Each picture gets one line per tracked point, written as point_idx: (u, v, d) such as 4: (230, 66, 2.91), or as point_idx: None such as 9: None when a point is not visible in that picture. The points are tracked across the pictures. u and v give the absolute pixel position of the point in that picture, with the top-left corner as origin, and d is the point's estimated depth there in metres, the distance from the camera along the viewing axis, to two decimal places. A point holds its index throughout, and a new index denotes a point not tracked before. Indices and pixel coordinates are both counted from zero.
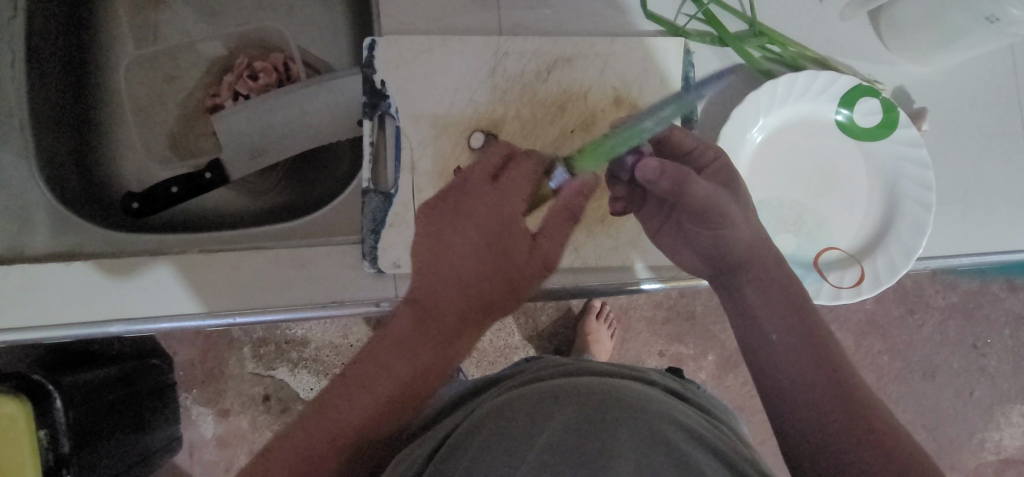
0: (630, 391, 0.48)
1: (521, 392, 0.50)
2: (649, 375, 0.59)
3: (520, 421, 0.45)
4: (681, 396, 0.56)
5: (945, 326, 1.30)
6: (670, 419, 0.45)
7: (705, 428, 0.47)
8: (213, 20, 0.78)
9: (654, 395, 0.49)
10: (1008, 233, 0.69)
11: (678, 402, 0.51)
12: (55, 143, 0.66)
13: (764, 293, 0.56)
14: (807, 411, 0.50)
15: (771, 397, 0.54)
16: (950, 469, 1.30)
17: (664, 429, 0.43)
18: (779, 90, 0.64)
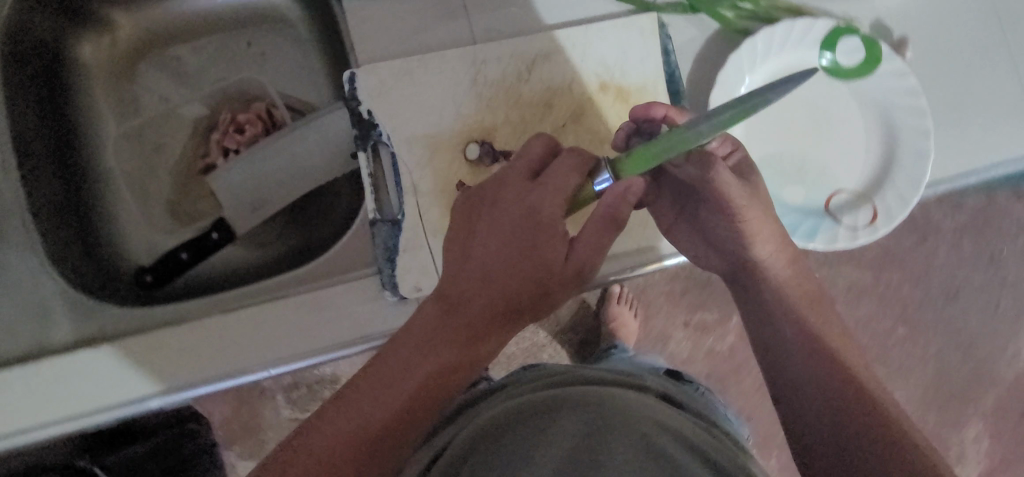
0: (623, 401, 0.43)
1: (508, 408, 0.46)
2: (644, 376, 0.55)
3: (515, 442, 0.40)
4: (675, 402, 0.52)
5: (959, 245, 1.30)
6: (661, 428, 0.41)
7: (688, 427, 0.43)
8: (190, 82, 0.78)
9: (644, 402, 0.45)
10: (1010, 142, 0.69)
11: (673, 410, 0.46)
12: (60, 232, 0.66)
13: (781, 289, 0.57)
14: (825, 406, 0.50)
15: (779, 391, 0.53)
16: (990, 385, 1.31)
17: (651, 438, 0.39)
18: (758, 46, 0.65)
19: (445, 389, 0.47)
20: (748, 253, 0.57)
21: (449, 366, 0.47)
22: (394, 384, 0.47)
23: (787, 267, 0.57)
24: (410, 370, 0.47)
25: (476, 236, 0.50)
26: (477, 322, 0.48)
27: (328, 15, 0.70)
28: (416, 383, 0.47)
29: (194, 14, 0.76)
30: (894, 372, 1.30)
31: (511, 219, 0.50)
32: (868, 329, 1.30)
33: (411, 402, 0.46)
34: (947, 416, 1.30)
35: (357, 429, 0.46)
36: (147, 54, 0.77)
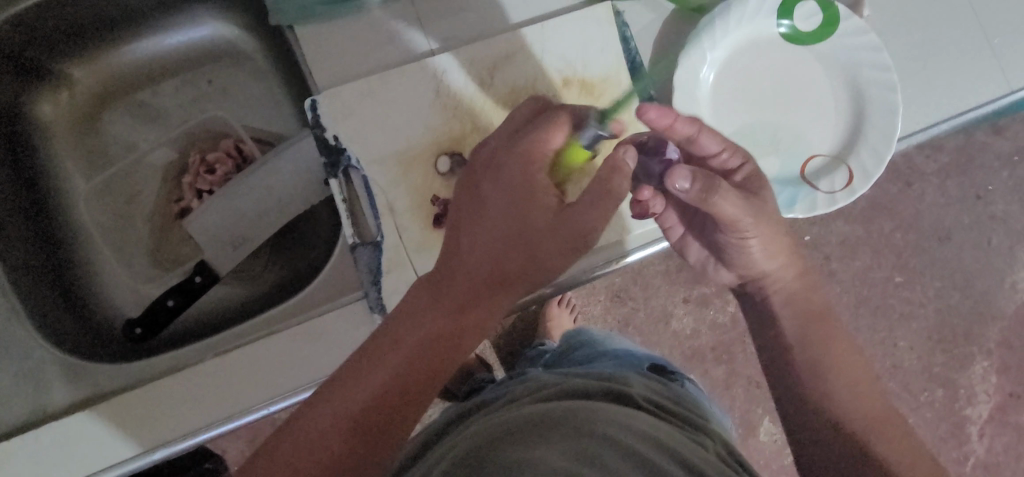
0: (603, 413, 0.44)
1: (488, 424, 0.46)
2: (626, 387, 0.56)
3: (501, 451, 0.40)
4: (657, 404, 0.54)
5: (945, 187, 1.30)
6: (642, 438, 0.42)
7: (671, 437, 0.46)
8: (155, 126, 0.77)
9: (625, 413, 0.46)
10: (978, 86, 0.69)
11: (651, 418, 0.48)
12: (42, 296, 0.65)
13: (788, 301, 0.62)
14: (829, 423, 0.58)
15: (789, 403, 0.61)
16: (991, 321, 1.31)
17: (630, 443, 0.41)
18: (716, 21, 0.65)
19: (443, 354, 0.49)
20: (755, 271, 0.63)
21: (435, 338, 0.48)
22: (391, 349, 0.48)
23: (797, 284, 0.63)
24: (397, 347, 0.48)
25: (465, 210, 0.52)
26: (472, 288, 0.49)
27: (283, 43, 0.70)
28: (413, 347, 0.48)
29: (150, 58, 0.76)
30: (897, 321, 1.30)
31: (502, 186, 0.50)
32: (865, 281, 1.30)
33: (403, 381, 0.47)
34: (952, 357, 1.31)
35: (348, 411, 0.46)
36: (108, 105, 0.76)
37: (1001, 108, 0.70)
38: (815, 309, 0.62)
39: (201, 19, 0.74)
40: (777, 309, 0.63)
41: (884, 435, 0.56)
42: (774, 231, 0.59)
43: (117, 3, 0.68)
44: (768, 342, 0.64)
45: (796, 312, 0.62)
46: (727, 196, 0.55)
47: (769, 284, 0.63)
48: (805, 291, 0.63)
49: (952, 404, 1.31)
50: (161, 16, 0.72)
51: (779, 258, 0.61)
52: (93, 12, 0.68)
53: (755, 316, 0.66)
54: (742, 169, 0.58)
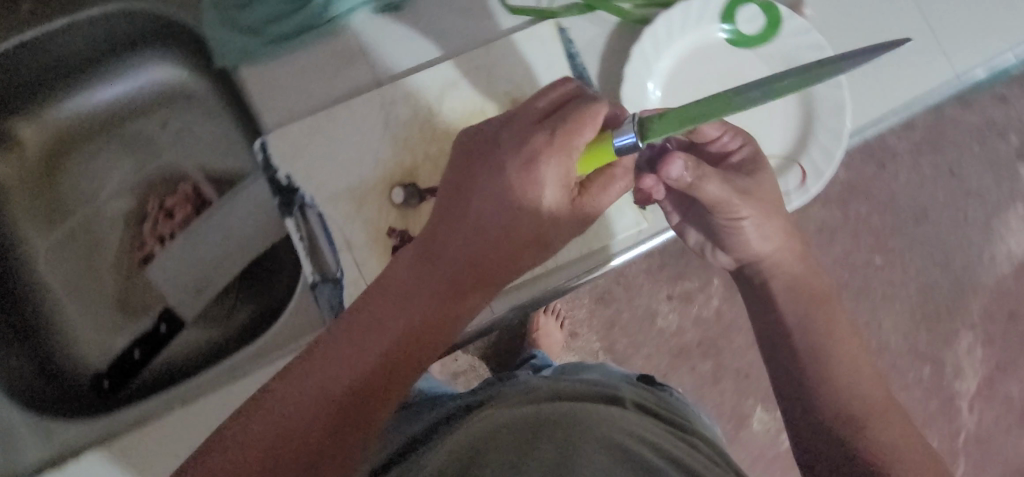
0: (601, 414, 0.45)
1: (488, 423, 0.46)
2: (621, 394, 0.56)
3: (503, 448, 0.40)
4: (652, 412, 0.55)
5: (918, 165, 1.26)
6: (642, 440, 0.43)
7: (670, 442, 0.46)
8: (111, 175, 0.77)
9: (623, 417, 0.47)
10: (926, 75, 0.69)
11: (648, 422, 0.49)
12: (8, 358, 0.65)
13: (788, 291, 0.58)
14: (818, 417, 0.54)
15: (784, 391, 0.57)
16: (973, 294, 1.30)
17: (628, 444, 0.41)
18: (658, 32, 0.65)
19: (428, 345, 0.45)
20: (753, 254, 0.59)
21: (419, 329, 0.44)
22: (373, 337, 0.44)
23: (800, 266, 0.59)
24: (379, 336, 0.44)
25: (467, 200, 0.46)
26: (464, 277, 0.45)
27: (228, 83, 0.69)
28: (398, 337, 0.44)
29: (100, 108, 0.75)
30: (880, 301, 1.29)
31: (504, 168, 0.45)
32: (846, 264, 1.28)
33: (380, 371, 0.43)
34: (937, 333, 1.31)
35: (322, 401, 0.42)
36: (64, 157, 0.76)
37: (949, 93, 0.70)
38: (816, 294, 0.58)
39: (146, 64, 0.73)
40: (777, 294, 0.59)
41: (883, 417, 0.53)
42: (768, 213, 0.57)
43: (55, 57, 0.68)
44: (770, 328, 0.59)
45: (801, 298, 0.58)
46: (713, 178, 0.52)
47: (769, 267, 0.59)
48: (785, 258, 0.59)
49: (940, 379, 1.32)
50: (106, 65, 0.72)
51: (776, 240, 0.58)
52: (32, 68, 0.68)
53: (752, 301, 0.61)
54: (741, 150, 0.58)
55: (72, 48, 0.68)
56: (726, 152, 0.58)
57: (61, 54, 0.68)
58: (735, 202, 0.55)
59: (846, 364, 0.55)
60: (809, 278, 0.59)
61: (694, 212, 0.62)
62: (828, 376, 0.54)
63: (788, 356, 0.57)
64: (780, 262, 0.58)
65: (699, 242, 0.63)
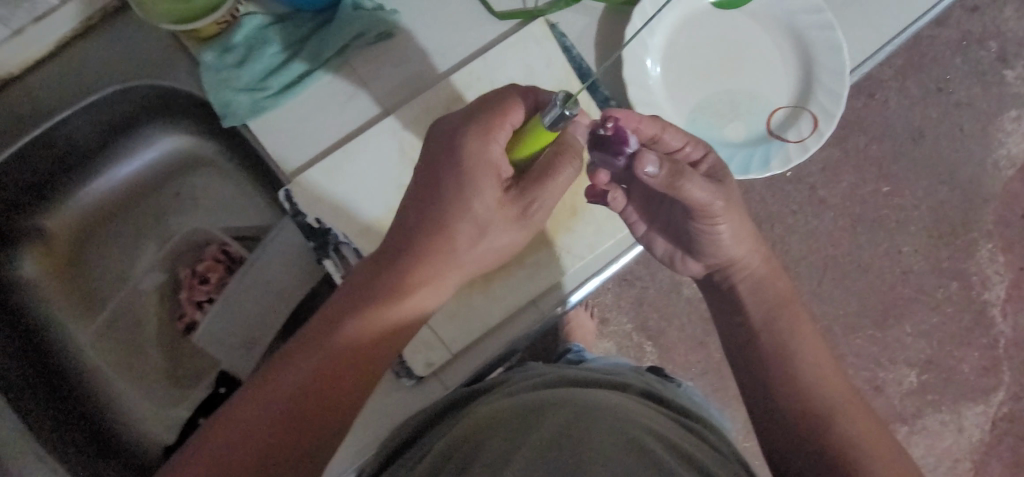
0: (605, 402, 0.45)
1: (487, 413, 0.47)
2: (625, 380, 0.58)
3: (498, 437, 0.41)
4: (656, 397, 0.56)
5: (906, 88, 1.27)
6: (648, 430, 0.43)
7: (677, 434, 0.46)
8: (139, 252, 0.78)
9: (628, 405, 0.47)
10: (911, 2, 0.70)
11: (650, 410, 0.49)
12: (78, 448, 0.65)
13: (758, 292, 0.60)
14: (786, 399, 0.54)
15: (752, 388, 0.57)
16: (984, 203, 1.27)
17: (635, 435, 0.41)
18: (648, 9, 0.66)
19: (394, 323, 0.50)
20: (725, 259, 0.59)
21: (385, 309, 0.49)
22: (345, 321, 0.48)
23: (764, 268, 0.60)
24: (349, 318, 0.49)
25: (438, 193, 0.51)
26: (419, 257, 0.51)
27: (240, 139, 0.73)
28: (368, 316, 0.49)
29: (115, 187, 0.76)
30: (894, 229, 1.25)
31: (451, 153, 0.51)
32: (854, 199, 1.26)
33: (358, 351, 0.48)
34: (956, 248, 1.26)
35: (307, 378, 0.47)
36: (88, 241, 0.77)
37: (940, 14, 0.71)
38: (782, 293, 0.59)
39: (155, 136, 0.75)
40: (745, 298, 0.60)
41: (850, 413, 0.52)
42: (741, 214, 0.57)
43: (65, 143, 0.69)
44: (736, 329, 0.60)
45: (769, 295, 0.59)
46: (697, 180, 0.51)
47: (738, 271, 0.60)
48: (757, 255, 0.60)
49: (969, 293, 1.26)
50: (115, 142, 0.73)
51: (747, 243, 0.58)
52: (45, 157, 0.69)
53: (722, 304, 0.62)
54: (704, 161, 0.57)
55: (80, 131, 0.69)
56: (691, 162, 0.57)
57: (70, 139, 0.69)
58: (716, 206, 0.54)
59: (791, 360, 0.55)
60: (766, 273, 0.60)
61: (664, 220, 0.62)
62: (792, 372, 0.55)
63: (756, 355, 0.57)
64: (748, 266, 0.59)
65: (669, 251, 0.63)
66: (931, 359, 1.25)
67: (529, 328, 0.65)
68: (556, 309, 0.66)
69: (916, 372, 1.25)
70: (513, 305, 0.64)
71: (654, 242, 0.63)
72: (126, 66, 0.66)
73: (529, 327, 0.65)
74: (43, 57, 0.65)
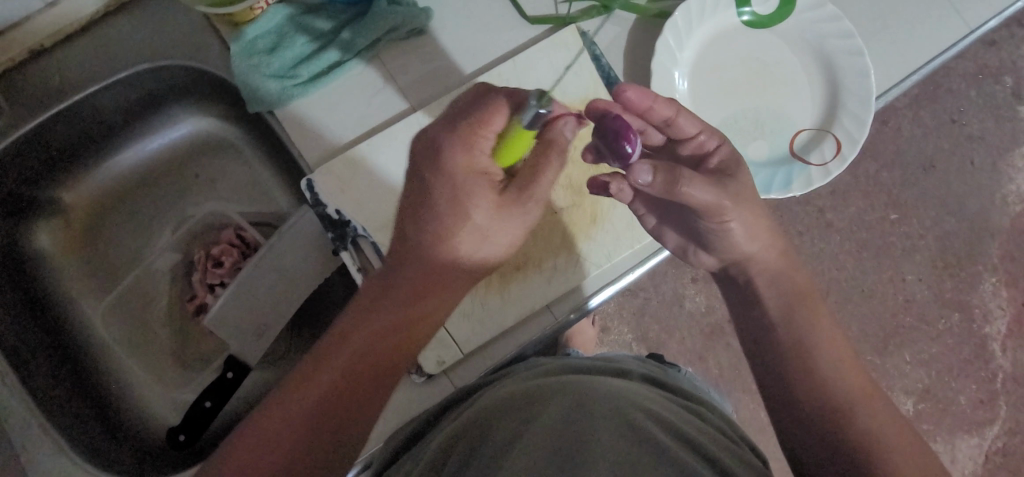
0: (605, 385, 0.44)
1: (486, 404, 0.46)
2: (625, 366, 0.58)
3: (502, 424, 0.41)
4: (661, 383, 0.56)
5: (920, 118, 1.27)
6: (649, 414, 0.42)
7: (684, 421, 0.44)
8: (154, 232, 0.78)
9: (631, 390, 0.46)
10: (939, 34, 0.71)
11: (652, 392, 0.48)
12: (79, 424, 0.66)
13: (778, 292, 0.58)
14: (800, 401, 0.52)
15: (767, 386, 0.55)
16: (991, 238, 1.27)
17: (634, 416, 0.40)
18: (680, 23, 0.66)
19: (394, 348, 0.48)
20: (737, 254, 0.58)
21: (388, 336, 0.47)
22: (340, 353, 0.46)
23: (780, 262, 0.59)
24: (346, 351, 0.46)
25: (431, 216, 0.48)
26: (415, 279, 0.49)
27: (265, 125, 0.72)
28: (365, 346, 0.47)
29: (134, 166, 0.77)
30: (900, 256, 1.25)
31: (437, 181, 0.47)
32: (862, 224, 1.25)
33: (359, 380, 0.46)
34: (959, 280, 1.26)
35: (311, 413, 0.44)
36: (103, 217, 0.77)
37: (967, 47, 0.72)
38: (804, 289, 0.57)
39: (179, 118, 0.76)
40: (762, 290, 0.58)
41: (869, 402, 0.51)
42: (754, 213, 0.56)
43: (88, 119, 0.70)
44: (750, 323, 0.59)
45: (785, 286, 0.58)
46: (695, 181, 0.51)
47: (755, 266, 0.58)
48: (773, 258, 0.58)
49: (970, 326, 1.26)
50: (138, 121, 0.74)
51: (760, 239, 0.57)
52: (70, 132, 0.70)
53: (736, 298, 0.61)
54: (719, 152, 0.56)
55: (105, 108, 0.70)
56: (704, 152, 0.57)
57: (94, 116, 0.70)
58: (726, 205, 0.54)
59: (806, 355, 0.54)
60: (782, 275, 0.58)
61: (670, 217, 0.62)
62: (810, 367, 0.53)
63: (772, 351, 0.56)
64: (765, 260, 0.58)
65: (680, 243, 0.63)
66: (929, 389, 1.25)
67: (541, 332, 0.66)
68: (569, 316, 0.66)
69: (913, 401, 1.24)
70: (529, 308, 0.64)
71: (664, 234, 0.63)
72: (160, 48, 0.68)
73: (541, 330, 0.66)
74: (74, 32, 0.67)
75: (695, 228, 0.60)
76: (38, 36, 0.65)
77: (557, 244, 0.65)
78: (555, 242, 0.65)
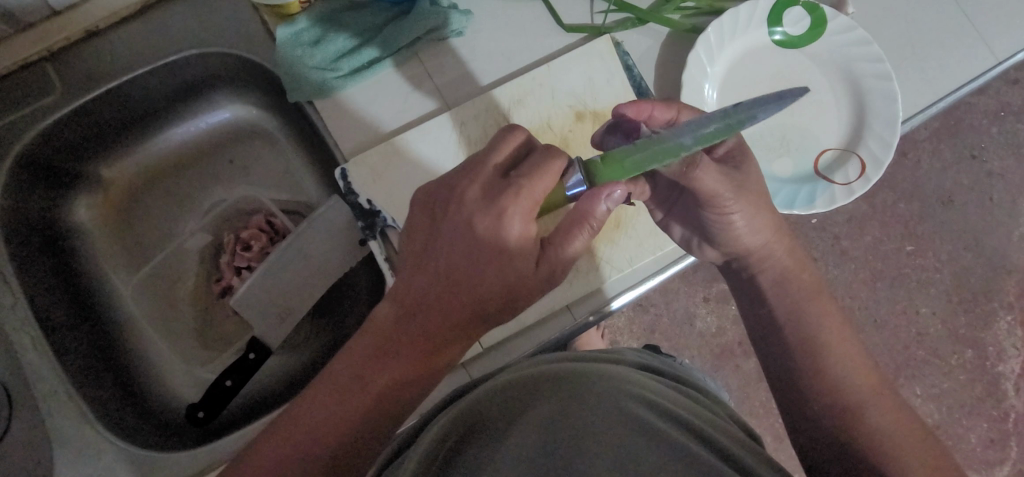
0: (602, 378, 0.44)
1: (486, 390, 0.46)
2: (623, 355, 0.59)
3: (496, 414, 0.41)
4: (656, 370, 0.57)
5: (939, 152, 1.26)
6: (643, 401, 0.42)
7: (681, 408, 0.44)
8: (185, 215, 0.81)
9: (626, 378, 0.46)
10: (967, 64, 0.72)
11: (647, 379, 0.48)
12: (104, 393, 0.67)
13: (784, 299, 0.57)
14: (813, 407, 0.53)
15: (783, 391, 0.56)
16: (1009, 275, 1.26)
17: (631, 408, 0.40)
18: (711, 39, 0.68)
19: (409, 393, 0.46)
20: (740, 249, 0.58)
21: (404, 379, 0.45)
22: (350, 390, 0.44)
23: (787, 263, 0.58)
24: (356, 391, 0.44)
25: (474, 260, 0.45)
26: (437, 329, 0.46)
27: (302, 116, 0.74)
28: (379, 388, 0.45)
29: (173, 148, 0.80)
30: (915, 288, 1.25)
31: (476, 231, 0.46)
32: (878, 253, 1.25)
33: (382, 403, 0.44)
34: (974, 317, 1.25)
35: (338, 423, 0.44)
36: (138, 196, 0.80)
37: (993, 79, 0.73)
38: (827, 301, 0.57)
39: (220, 104, 0.80)
40: (768, 291, 0.58)
41: (880, 404, 0.51)
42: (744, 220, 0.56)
43: (132, 99, 0.73)
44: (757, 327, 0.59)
45: (792, 289, 0.58)
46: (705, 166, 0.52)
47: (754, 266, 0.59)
48: (787, 273, 0.58)
49: (983, 363, 1.25)
50: (181, 105, 0.78)
51: (755, 242, 0.58)
52: (118, 110, 0.73)
53: (747, 304, 0.61)
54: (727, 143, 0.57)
55: (152, 89, 0.73)
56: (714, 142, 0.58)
57: (142, 96, 0.74)
58: (724, 194, 0.54)
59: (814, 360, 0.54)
60: (796, 292, 0.57)
61: (678, 208, 0.63)
62: (820, 365, 0.53)
63: (778, 346, 0.56)
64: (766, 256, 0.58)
65: (685, 236, 0.64)
66: (940, 424, 1.23)
67: (560, 332, 0.67)
68: (589, 317, 0.67)
69: None
70: (549, 307, 0.66)
71: (671, 225, 0.64)
72: (208, 35, 0.71)
73: (561, 330, 0.67)
74: (129, 14, 0.70)
75: (690, 212, 0.61)
76: (97, 16, 0.69)
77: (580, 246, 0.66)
78: None
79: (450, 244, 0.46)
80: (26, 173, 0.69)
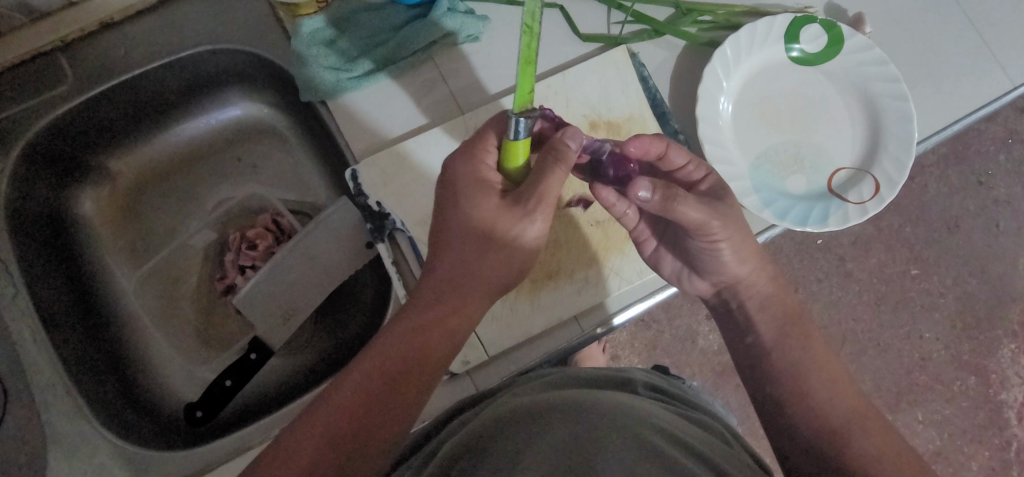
0: (615, 402, 0.43)
1: (495, 413, 0.45)
2: (632, 375, 0.58)
3: (505, 431, 0.40)
4: (665, 392, 0.56)
5: (946, 176, 1.25)
6: (652, 425, 0.41)
7: (690, 433, 0.44)
8: (194, 211, 0.81)
9: (637, 405, 0.45)
10: (982, 87, 0.72)
11: (656, 407, 0.47)
12: (101, 389, 0.66)
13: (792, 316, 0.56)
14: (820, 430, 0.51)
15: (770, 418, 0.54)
16: (1014, 303, 1.24)
17: (646, 434, 0.39)
18: (727, 53, 0.68)
19: (434, 346, 0.46)
20: (751, 268, 0.57)
21: (429, 331, 0.46)
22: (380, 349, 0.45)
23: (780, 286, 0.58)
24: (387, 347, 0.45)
25: (484, 217, 0.49)
26: (451, 285, 0.48)
27: (314, 116, 0.74)
28: (405, 343, 0.45)
29: (182, 143, 0.80)
30: (918, 313, 1.24)
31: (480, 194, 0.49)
32: (882, 277, 1.24)
33: (398, 377, 0.44)
34: (978, 344, 1.24)
35: (368, 381, 0.43)
36: (151, 189, 0.80)
37: (1009, 102, 0.73)
38: None
39: (231, 101, 0.80)
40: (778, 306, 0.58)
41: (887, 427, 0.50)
42: (746, 233, 0.56)
43: (148, 92, 0.73)
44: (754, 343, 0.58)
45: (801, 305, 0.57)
46: (689, 199, 0.51)
47: (741, 292, 0.59)
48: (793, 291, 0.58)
49: (985, 391, 1.23)
50: (192, 101, 0.78)
51: (755, 261, 0.57)
52: (129, 104, 0.73)
53: (731, 328, 0.61)
54: None
55: (163, 83, 0.73)
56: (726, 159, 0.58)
57: (153, 90, 0.74)
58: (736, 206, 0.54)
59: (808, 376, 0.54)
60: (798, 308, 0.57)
61: (669, 240, 0.62)
62: (830, 382, 0.52)
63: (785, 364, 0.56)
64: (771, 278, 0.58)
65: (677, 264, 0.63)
66: (941, 451, 1.22)
67: (567, 343, 0.66)
68: (596, 330, 0.66)
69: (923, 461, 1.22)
70: (557, 318, 0.65)
71: (661, 260, 0.63)
72: (223, 29, 0.71)
73: (568, 342, 0.65)
74: (145, 7, 0.70)
75: (681, 239, 0.61)
76: (111, 8, 0.69)
77: (589, 257, 0.66)
78: (586, 255, 0.66)
79: (452, 214, 0.50)
80: (33, 163, 0.68)
